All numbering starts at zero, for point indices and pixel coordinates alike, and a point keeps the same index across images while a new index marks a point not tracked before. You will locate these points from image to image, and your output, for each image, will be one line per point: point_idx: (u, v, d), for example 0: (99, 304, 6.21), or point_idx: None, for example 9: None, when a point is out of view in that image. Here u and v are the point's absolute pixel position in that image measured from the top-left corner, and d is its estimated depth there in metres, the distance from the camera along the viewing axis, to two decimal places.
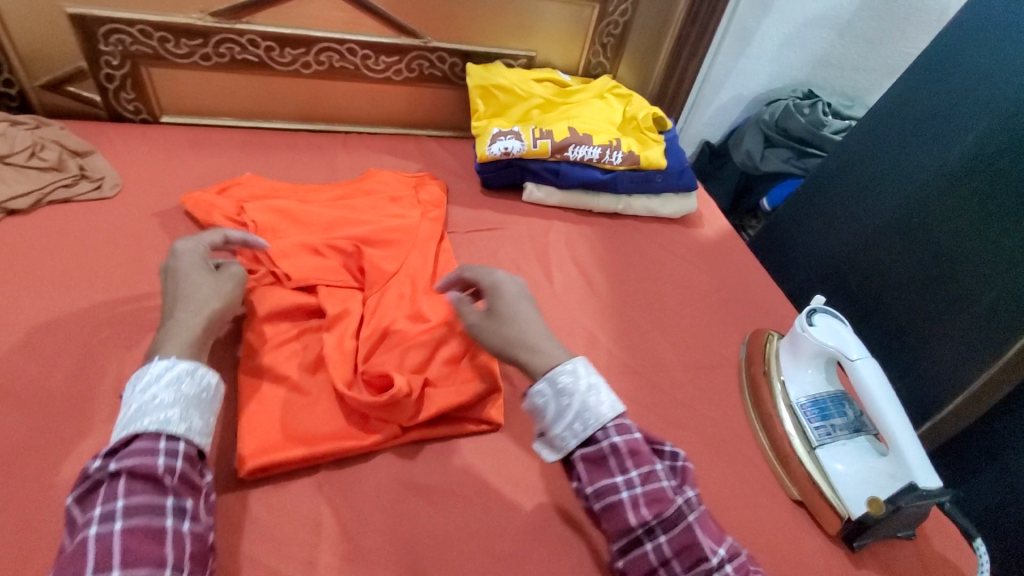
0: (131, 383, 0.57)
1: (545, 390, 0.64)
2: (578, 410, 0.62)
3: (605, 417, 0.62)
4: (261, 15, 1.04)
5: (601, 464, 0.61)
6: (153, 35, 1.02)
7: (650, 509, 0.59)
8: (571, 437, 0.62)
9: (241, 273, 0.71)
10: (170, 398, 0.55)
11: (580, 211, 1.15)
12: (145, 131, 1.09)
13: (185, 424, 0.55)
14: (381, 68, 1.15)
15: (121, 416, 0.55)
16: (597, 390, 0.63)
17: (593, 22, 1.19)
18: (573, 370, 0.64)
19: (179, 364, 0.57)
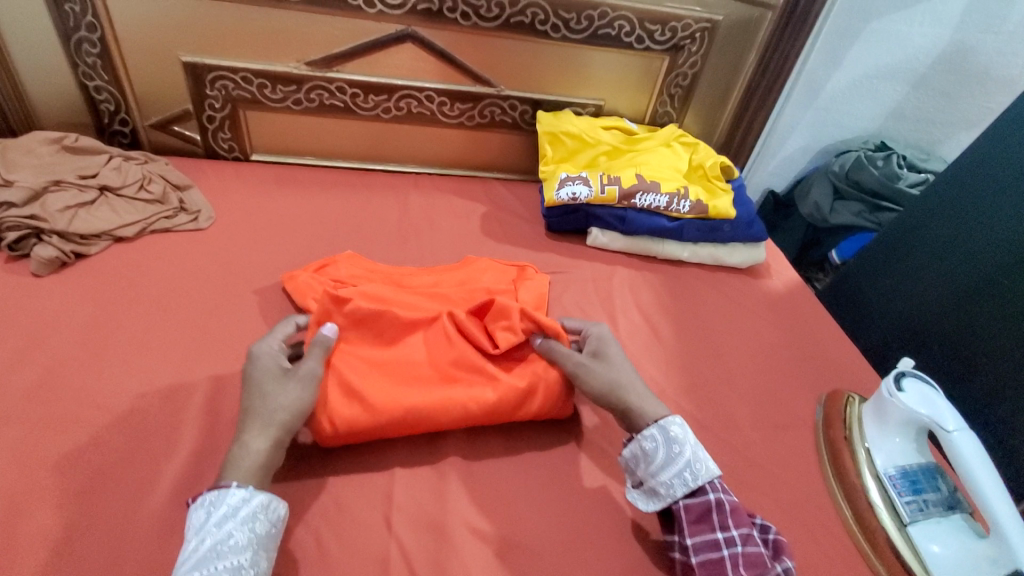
0: (203, 509, 0.58)
1: (657, 436, 0.69)
2: (689, 461, 0.67)
3: (714, 471, 0.67)
4: (350, 65, 1.11)
5: (704, 518, 0.65)
6: (253, 81, 1.10)
7: (749, 571, 0.61)
8: (677, 488, 0.67)
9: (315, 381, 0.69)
10: (246, 537, 0.57)
11: (644, 257, 1.15)
12: (237, 168, 1.17)
13: (256, 570, 0.56)
14: (455, 114, 1.21)
15: (188, 549, 0.56)
16: (705, 445, 0.69)
17: (662, 74, 1.22)
18: (684, 422, 0.70)
19: (255, 499, 0.58)
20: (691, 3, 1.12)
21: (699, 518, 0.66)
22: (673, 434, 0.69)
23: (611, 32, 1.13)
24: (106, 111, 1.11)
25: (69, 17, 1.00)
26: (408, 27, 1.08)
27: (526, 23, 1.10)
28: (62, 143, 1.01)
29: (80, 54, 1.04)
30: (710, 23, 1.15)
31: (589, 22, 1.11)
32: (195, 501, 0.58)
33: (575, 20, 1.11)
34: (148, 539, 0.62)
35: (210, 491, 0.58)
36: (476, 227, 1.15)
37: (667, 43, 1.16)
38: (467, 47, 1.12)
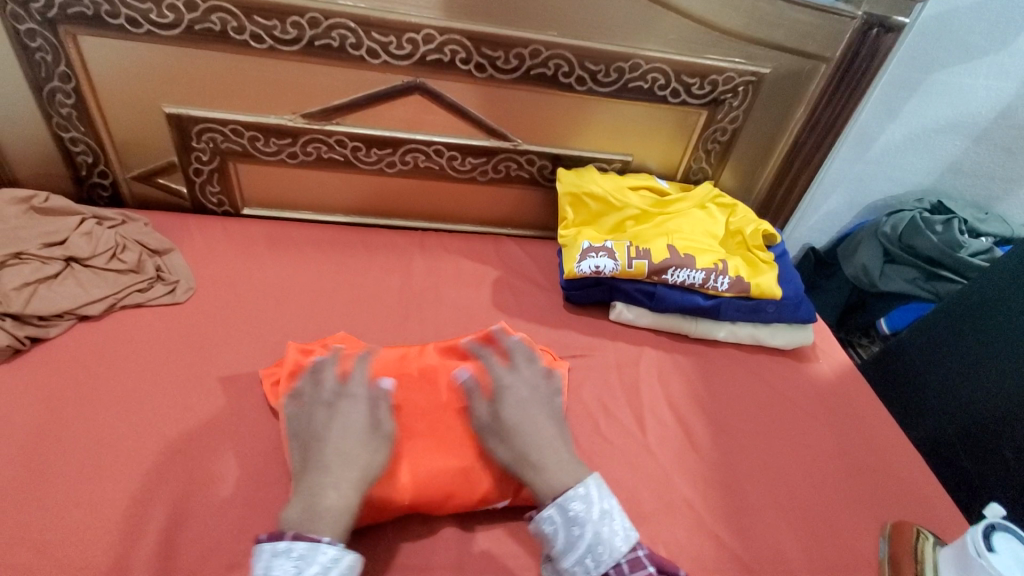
0: (291, 561, 0.56)
1: (556, 517, 0.63)
2: (590, 544, 0.61)
3: (618, 551, 0.61)
4: (351, 117, 1.01)
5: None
6: (244, 134, 1.00)
7: None
8: (580, 574, 0.61)
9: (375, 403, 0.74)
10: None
11: (674, 335, 1.02)
12: (225, 224, 1.06)
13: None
14: (467, 169, 1.09)
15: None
16: (609, 521, 0.63)
17: (699, 129, 1.09)
18: (584, 496, 0.64)
19: (344, 560, 0.58)
20: (734, 55, 1.00)
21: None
22: (573, 513, 0.63)
23: (643, 84, 1.01)
24: (83, 163, 1.01)
25: (41, 67, 0.90)
26: (417, 79, 0.97)
27: (548, 75, 0.99)
28: (30, 203, 0.91)
29: (54, 104, 0.94)
30: (755, 76, 1.03)
31: (619, 74, 1.00)
32: (282, 548, 0.57)
33: (603, 72, 0.99)
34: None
35: (301, 545, 0.57)
36: (486, 296, 1.03)
37: (706, 98, 1.04)
38: (482, 100, 1.01)
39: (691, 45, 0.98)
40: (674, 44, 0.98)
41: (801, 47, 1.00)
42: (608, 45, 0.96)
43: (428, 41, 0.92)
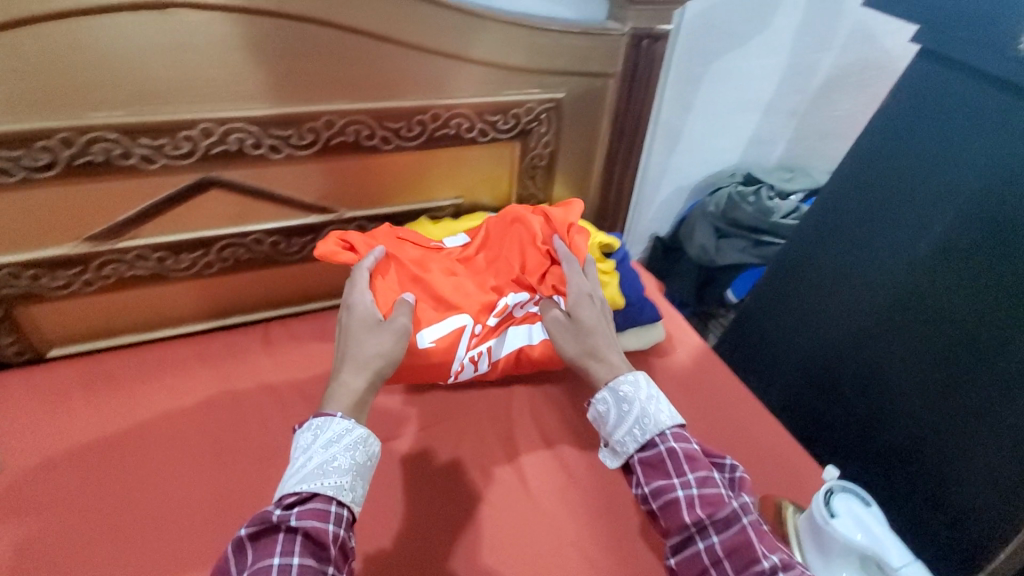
0: (310, 432, 0.67)
1: (607, 398, 0.75)
2: (638, 417, 0.72)
3: (663, 424, 0.71)
4: (147, 227, 0.92)
5: (659, 464, 0.69)
6: (22, 275, 0.88)
7: (704, 509, 0.65)
8: (630, 442, 0.72)
9: (401, 327, 0.81)
10: (348, 462, 0.66)
11: None
12: (29, 378, 0.94)
13: (353, 492, 0.65)
14: (295, 250, 1.04)
15: (296, 464, 0.65)
16: (655, 400, 0.73)
17: (517, 159, 1.12)
18: (633, 381, 0.75)
19: (356, 431, 0.68)
20: (528, 88, 1.02)
21: (654, 465, 0.70)
22: (621, 394, 0.74)
23: (450, 131, 1.01)
24: None
25: None
26: (208, 174, 0.90)
27: (350, 141, 0.95)
28: None
29: None
30: (554, 102, 1.06)
31: (423, 127, 0.99)
32: (302, 429, 0.69)
33: (405, 128, 0.98)
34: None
35: (319, 418, 0.69)
36: None
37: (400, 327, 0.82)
38: (286, 180, 0.96)
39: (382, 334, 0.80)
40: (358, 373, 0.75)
41: (585, 68, 1.03)
42: (400, 101, 0.95)
43: (208, 135, 0.86)
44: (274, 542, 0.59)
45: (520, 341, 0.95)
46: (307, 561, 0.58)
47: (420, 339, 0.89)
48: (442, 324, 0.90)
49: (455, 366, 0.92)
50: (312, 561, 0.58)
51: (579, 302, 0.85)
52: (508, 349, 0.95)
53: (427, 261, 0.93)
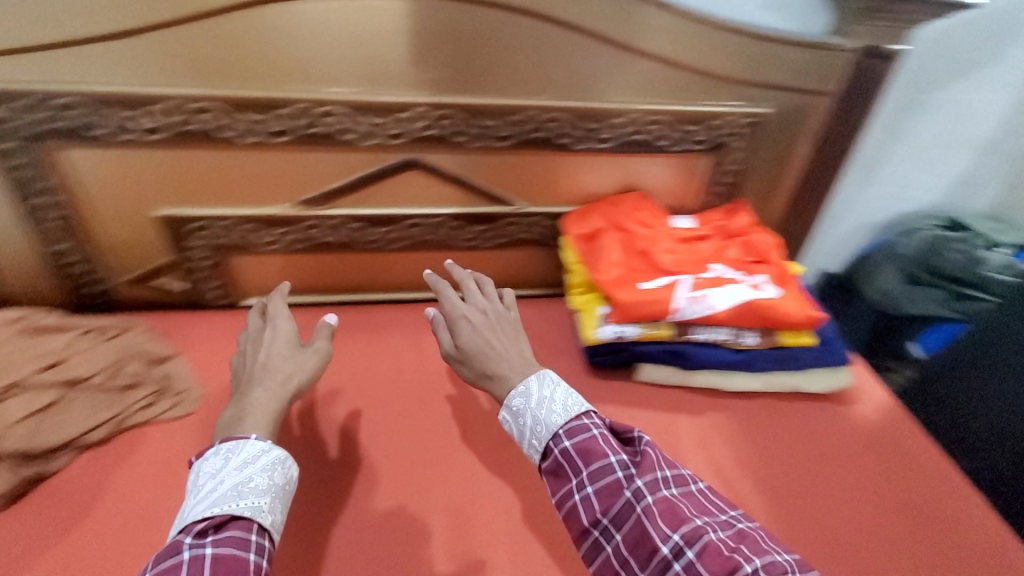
0: (220, 457, 0.66)
1: (507, 417, 0.77)
2: (532, 427, 0.74)
3: (553, 424, 0.72)
4: (348, 200, 0.98)
5: (559, 469, 0.69)
6: (239, 229, 0.96)
7: (600, 506, 0.64)
8: (534, 450, 0.73)
9: (325, 350, 0.86)
10: (266, 482, 0.65)
11: (704, 391, 0.98)
12: (226, 322, 1.02)
13: (272, 515, 0.63)
14: (471, 238, 1.06)
15: (202, 491, 0.63)
16: (542, 404, 0.74)
17: (707, 170, 1.08)
18: (523, 391, 0.77)
19: (274, 452, 0.68)
20: (733, 100, 0.99)
21: (556, 472, 0.70)
22: (516, 408, 0.76)
23: (643, 137, 0.99)
24: (75, 274, 0.97)
25: (26, 183, 0.86)
26: (415, 155, 0.94)
27: (548, 137, 0.96)
28: (23, 325, 0.87)
29: (43, 218, 0.90)
30: (756, 118, 1.01)
31: (616, 131, 0.98)
32: (211, 453, 0.67)
33: (602, 130, 0.97)
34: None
35: (229, 442, 0.67)
36: None
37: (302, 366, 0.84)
38: (479, 171, 0.98)
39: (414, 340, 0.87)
40: (267, 392, 0.77)
41: (798, 85, 0.99)
42: (605, 102, 0.95)
43: (424, 118, 0.90)
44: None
45: (741, 294, 0.93)
46: None
47: (644, 282, 0.95)
48: (663, 278, 0.96)
49: (678, 303, 0.91)
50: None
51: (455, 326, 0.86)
52: (729, 300, 0.92)
53: (654, 237, 1.02)
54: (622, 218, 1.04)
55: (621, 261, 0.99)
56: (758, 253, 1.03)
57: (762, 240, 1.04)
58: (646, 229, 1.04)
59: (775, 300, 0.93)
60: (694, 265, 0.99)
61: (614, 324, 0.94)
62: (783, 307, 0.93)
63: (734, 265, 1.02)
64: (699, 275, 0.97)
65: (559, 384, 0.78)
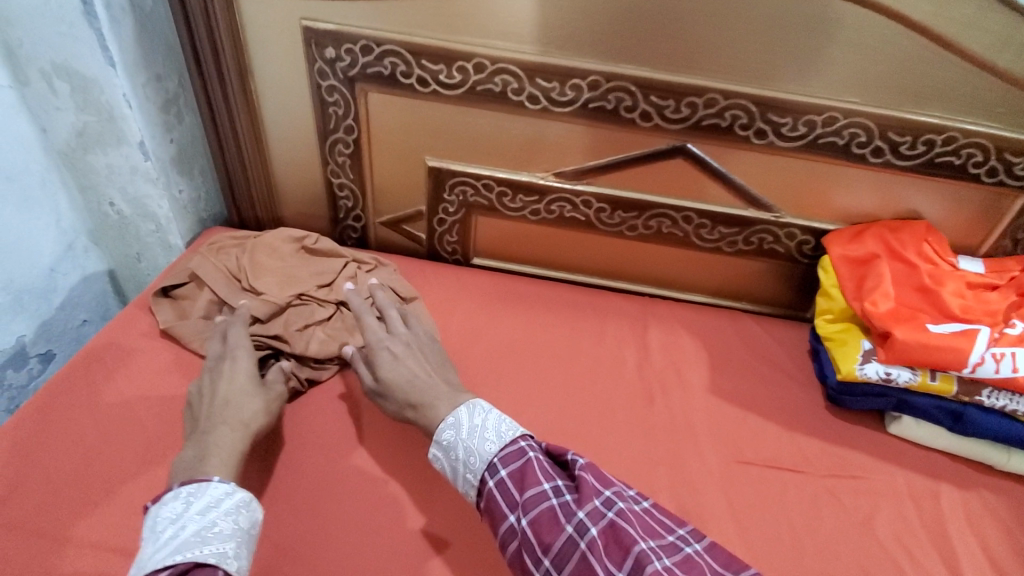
0: (180, 501, 0.61)
1: (439, 455, 0.70)
2: (465, 459, 0.67)
3: (489, 453, 0.66)
4: (604, 178, 0.96)
5: (494, 503, 0.64)
6: (494, 190, 1.00)
7: (539, 540, 0.59)
8: (469, 486, 0.67)
9: (280, 389, 0.78)
10: (231, 526, 0.60)
11: (973, 463, 0.83)
12: (459, 275, 1.06)
13: (238, 561, 0.59)
14: (714, 238, 1.00)
15: (163, 537, 0.58)
16: (475, 432, 0.68)
17: (1011, 214, 0.91)
18: (454, 423, 0.70)
19: (236, 493, 0.63)
20: None
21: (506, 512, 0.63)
22: (447, 441, 0.70)
23: (954, 160, 0.86)
24: (342, 206, 1.07)
25: (331, 119, 0.96)
26: (685, 143, 0.90)
27: (840, 144, 0.87)
28: (303, 243, 0.97)
29: (333, 154, 1.00)
30: None
31: (928, 147, 0.85)
32: (170, 495, 0.61)
33: (908, 144, 0.85)
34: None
35: (189, 486, 0.62)
36: (734, 383, 0.91)
37: (388, 379, 0.77)
38: (748, 169, 0.92)
39: (441, 375, 0.80)
40: (233, 430, 0.70)
41: None
42: (921, 114, 0.83)
43: (709, 105, 0.85)
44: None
45: None
46: None
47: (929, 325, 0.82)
48: (951, 325, 0.82)
49: (974, 359, 0.78)
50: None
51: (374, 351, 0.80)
52: None
53: (941, 275, 0.87)
54: (902, 244, 0.90)
55: (894, 294, 0.86)
56: None
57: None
58: (929, 263, 0.89)
59: None
60: (992, 317, 0.84)
61: (881, 363, 0.82)
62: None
63: None
64: (999, 329, 0.82)
65: (493, 411, 0.71)
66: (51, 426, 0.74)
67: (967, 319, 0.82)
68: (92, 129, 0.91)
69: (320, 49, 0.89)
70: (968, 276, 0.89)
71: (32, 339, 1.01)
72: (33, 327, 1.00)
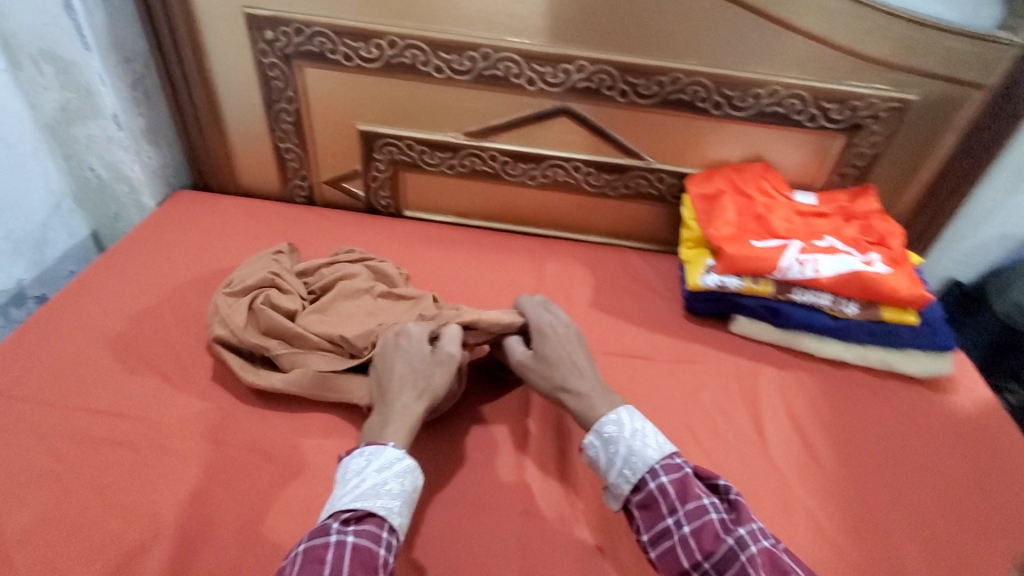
0: (364, 457, 0.69)
1: (595, 441, 0.72)
2: (625, 455, 0.69)
3: (650, 458, 0.68)
4: (504, 136, 1.15)
5: (654, 507, 0.65)
6: (414, 148, 1.19)
7: (698, 546, 0.61)
8: (624, 481, 0.68)
9: (452, 357, 0.81)
10: (398, 486, 0.66)
11: (794, 352, 1.04)
12: (391, 223, 1.26)
13: (401, 519, 0.65)
14: (600, 184, 1.20)
15: (350, 484, 0.66)
16: (639, 435, 0.70)
17: (836, 152, 1.10)
18: (617, 419, 0.72)
19: (408, 460, 0.69)
20: (878, 83, 1.01)
21: (648, 507, 0.66)
22: (607, 435, 0.71)
23: (780, 109, 1.05)
24: (291, 167, 1.26)
25: (274, 91, 1.15)
26: (565, 103, 1.09)
27: (687, 99, 1.06)
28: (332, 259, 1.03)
29: (278, 122, 1.20)
30: (900, 103, 1.02)
31: (757, 99, 1.04)
32: (358, 451, 0.70)
33: (741, 98, 1.04)
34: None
35: (371, 445, 0.70)
36: (609, 300, 1.12)
37: (550, 356, 0.81)
38: (619, 123, 1.11)
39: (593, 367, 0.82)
40: (414, 401, 0.76)
41: (953, 74, 0.98)
42: (748, 72, 1.02)
43: (580, 71, 1.04)
44: (322, 556, 0.58)
45: (849, 264, 0.97)
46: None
47: (755, 242, 1.02)
48: (773, 241, 1.03)
49: (783, 263, 0.98)
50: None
51: (541, 337, 0.84)
52: (836, 269, 0.97)
53: (773, 205, 1.08)
54: (744, 182, 1.10)
55: (734, 221, 1.06)
56: (878, 234, 1.05)
57: (887, 226, 1.06)
58: (766, 196, 1.10)
59: (885, 277, 0.96)
60: (809, 236, 1.04)
61: (717, 273, 1.04)
62: (891, 283, 0.95)
63: (850, 242, 1.04)
64: (811, 243, 1.02)
65: (649, 421, 0.73)
66: (47, 332, 0.93)
67: (786, 237, 1.03)
68: (74, 105, 1.10)
69: (261, 32, 1.07)
70: (797, 205, 1.09)
71: (30, 282, 1.20)
72: (30, 273, 1.19)
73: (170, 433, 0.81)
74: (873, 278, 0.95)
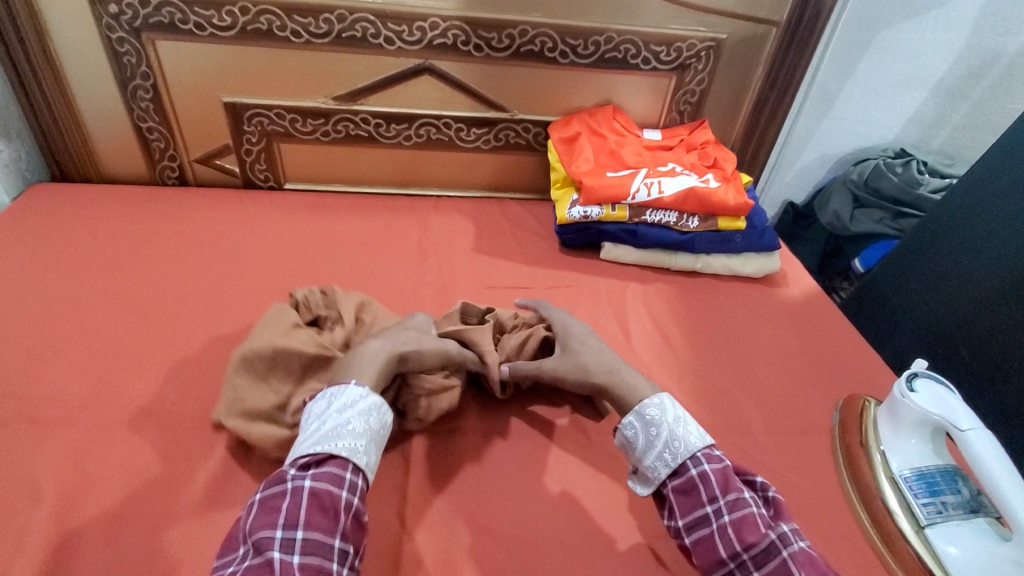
0: (325, 400, 0.67)
1: (635, 422, 0.70)
2: (667, 440, 0.67)
3: (694, 445, 0.67)
4: (374, 98, 1.20)
5: (692, 492, 0.64)
6: (286, 117, 1.20)
7: (740, 538, 0.59)
8: (663, 464, 0.67)
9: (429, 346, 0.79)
10: (361, 426, 0.64)
11: (655, 268, 1.17)
12: (271, 195, 1.26)
13: (367, 456, 0.64)
14: (472, 139, 1.27)
15: (313, 427, 0.64)
16: (684, 421, 0.69)
17: (671, 91, 1.25)
18: (660, 404, 0.71)
19: (372, 398, 0.67)
20: (694, 25, 1.16)
21: (687, 493, 0.64)
22: (649, 417, 0.70)
23: (617, 55, 1.18)
24: (157, 148, 1.23)
25: (127, 68, 1.12)
26: (427, 61, 1.15)
27: (536, 50, 1.16)
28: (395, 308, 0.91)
29: (136, 100, 1.16)
30: (714, 42, 1.18)
31: (596, 47, 1.17)
32: (319, 397, 0.68)
33: (583, 46, 1.16)
34: (184, 552, 0.66)
35: (332, 387, 0.68)
36: (490, 242, 1.19)
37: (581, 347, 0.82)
38: (480, 78, 1.19)
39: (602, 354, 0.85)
40: (376, 358, 0.72)
41: (752, 13, 1.16)
42: (585, 21, 1.14)
43: (434, 28, 1.11)
44: (277, 506, 0.57)
45: (686, 183, 1.12)
46: (312, 529, 0.56)
47: (610, 173, 1.14)
48: (626, 171, 1.15)
49: (633, 187, 1.12)
50: (317, 529, 0.56)
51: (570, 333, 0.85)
52: (677, 188, 1.12)
53: (624, 140, 1.20)
54: (598, 123, 1.22)
55: (592, 157, 1.18)
56: (712, 159, 1.20)
57: (721, 152, 1.22)
58: (618, 134, 1.22)
59: (715, 191, 1.12)
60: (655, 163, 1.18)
61: (581, 205, 1.14)
62: (721, 196, 1.11)
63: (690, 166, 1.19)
64: (657, 169, 1.16)
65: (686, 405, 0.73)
66: None
67: (637, 166, 1.16)
68: None
69: (104, 6, 1.05)
70: (645, 139, 1.23)
71: None
72: None
73: (41, 406, 0.78)
74: (706, 193, 1.11)
